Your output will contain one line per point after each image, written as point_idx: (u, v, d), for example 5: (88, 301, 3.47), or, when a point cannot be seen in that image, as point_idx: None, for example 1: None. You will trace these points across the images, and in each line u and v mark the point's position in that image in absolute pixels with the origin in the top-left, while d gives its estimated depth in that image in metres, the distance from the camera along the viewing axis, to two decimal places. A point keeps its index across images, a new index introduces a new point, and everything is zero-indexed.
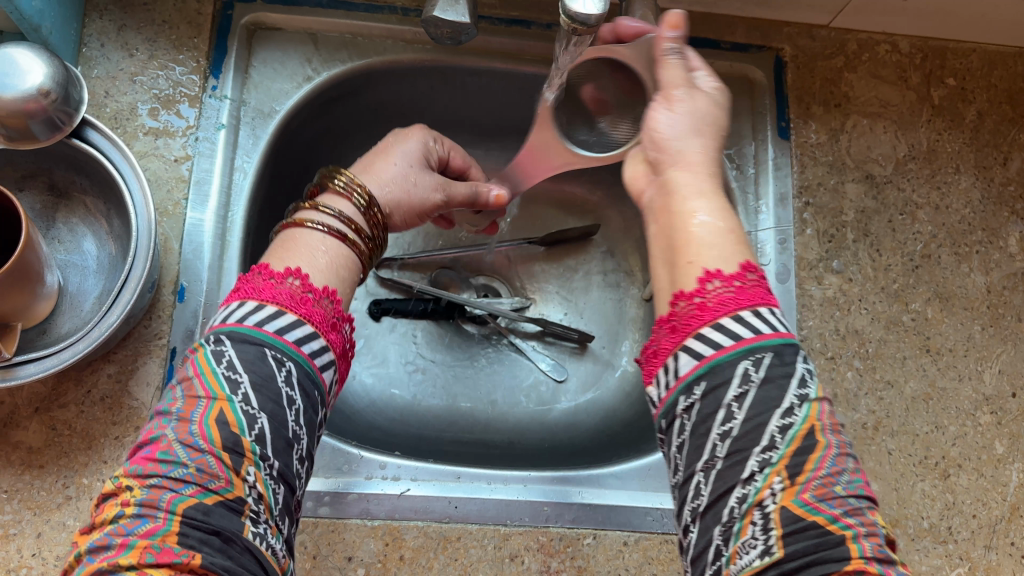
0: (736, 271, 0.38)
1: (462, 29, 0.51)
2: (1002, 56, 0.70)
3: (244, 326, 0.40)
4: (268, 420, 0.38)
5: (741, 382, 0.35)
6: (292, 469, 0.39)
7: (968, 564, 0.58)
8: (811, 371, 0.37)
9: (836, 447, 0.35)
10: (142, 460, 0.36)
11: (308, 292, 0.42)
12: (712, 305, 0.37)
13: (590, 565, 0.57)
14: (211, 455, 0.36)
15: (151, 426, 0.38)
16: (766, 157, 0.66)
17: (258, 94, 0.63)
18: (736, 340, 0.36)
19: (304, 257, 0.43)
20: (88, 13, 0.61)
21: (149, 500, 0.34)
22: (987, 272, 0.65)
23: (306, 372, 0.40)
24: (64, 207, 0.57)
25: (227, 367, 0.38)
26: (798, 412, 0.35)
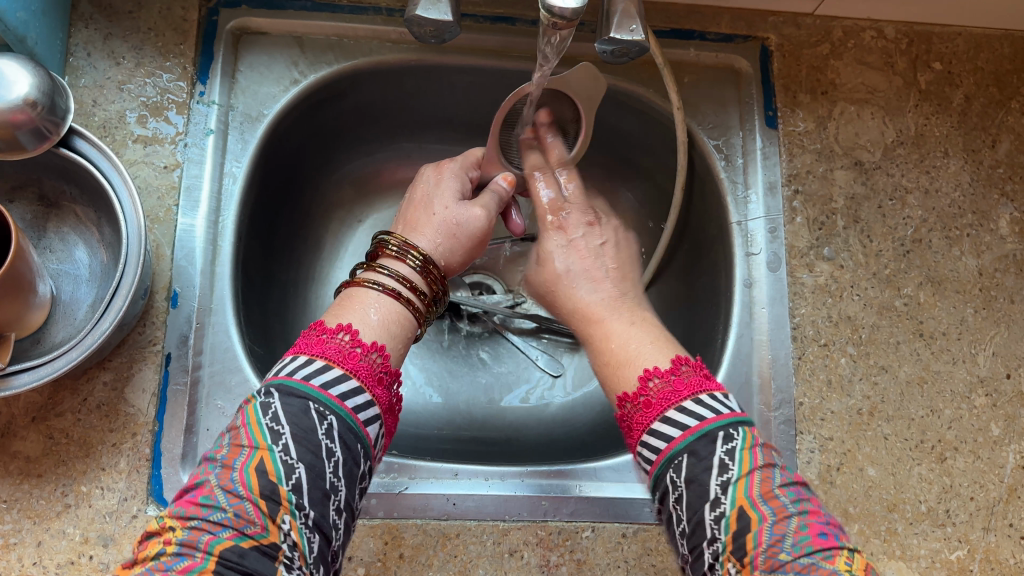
0: (669, 368, 0.43)
1: (446, 28, 0.51)
2: (989, 39, 0.69)
3: (292, 379, 0.40)
4: (306, 470, 0.38)
5: (673, 488, 0.39)
6: (329, 520, 0.38)
7: (967, 547, 0.58)
8: (735, 446, 0.39)
9: (773, 515, 0.37)
10: (185, 503, 0.37)
11: (356, 347, 0.42)
12: (657, 400, 0.42)
13: (590, 558, 0.56)
14: (248, 502, 0.36)
15: (198, 471, 0.39)
16: (754, 147, 0.66)
17: (245, 99, 0.63)
18: (670, 442, 0.40)
19: (356, 311, 0.45)
20: (74, 22, 0.61)
21: (188, 541, 0.35)
22: (979, 255, 0.65)
23: (348, 425, 0.40)
24: (56, 216, 0.57)
25: (271, 419, 0.39)
26: (724, 500, 0.38)
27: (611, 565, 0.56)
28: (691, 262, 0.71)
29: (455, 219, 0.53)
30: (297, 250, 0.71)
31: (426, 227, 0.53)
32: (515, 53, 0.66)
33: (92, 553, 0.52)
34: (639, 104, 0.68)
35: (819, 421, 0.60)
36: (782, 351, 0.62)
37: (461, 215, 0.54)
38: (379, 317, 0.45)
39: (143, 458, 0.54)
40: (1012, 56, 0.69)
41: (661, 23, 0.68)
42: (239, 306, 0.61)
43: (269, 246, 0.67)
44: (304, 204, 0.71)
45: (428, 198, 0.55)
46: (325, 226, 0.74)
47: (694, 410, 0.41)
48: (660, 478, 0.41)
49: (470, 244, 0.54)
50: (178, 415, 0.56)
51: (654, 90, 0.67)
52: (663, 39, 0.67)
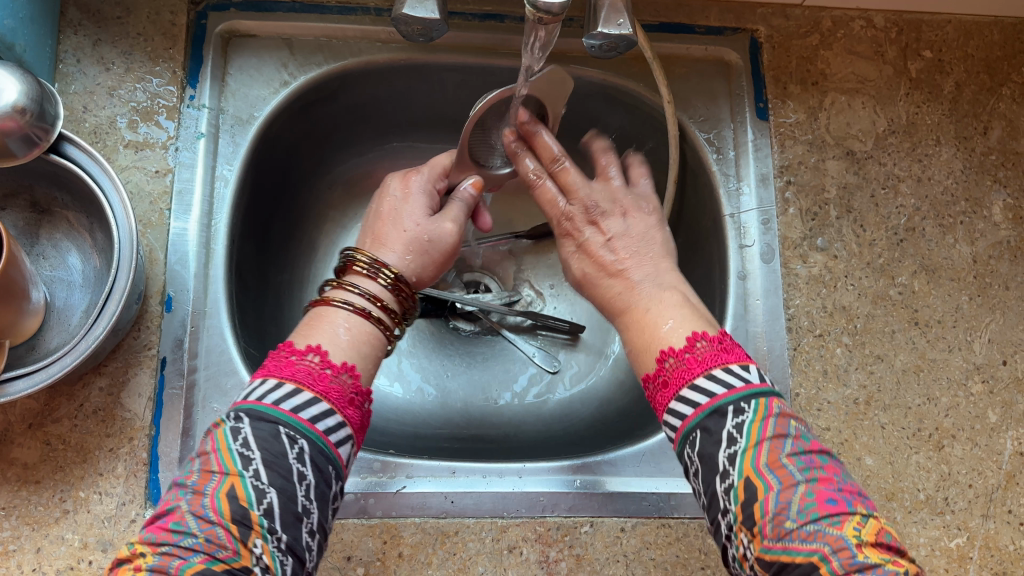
0: (685, 344, 0.43)
1: (433, 26, 0.51)
2: (978, 26, 0.69)
3: (262, 404, 0.40)
4: (277, 494, 0.38)
5: (690, 463, 0.40)
6: (301, 542, 0.38)
7: (967, 534, 0.58)
8: (741, 421, 0.39)
9: (780, 484, 0.37)
10: (156, 529, 0.37)
11: (326, 368, 0.42)
12: (702, 359, 0.42)
13: (589, 553, 0.56)
14: (220, 527, 0.36)
15: (167, 497, 0.39)
16: (745, 139, 0.66)
17: (235, 102, 0.63)
18: (680, 424, 0.41)
19: (325, 330, 0.45)
20: (63, 29, 0.61)
21: (159, 567, 0.35)
22: (973, 243, 0.65)
23: (319, 449, 0.40)
24: (47, 223, 0.57)
25: (242, 444, 0.39)
26: (732, 472, 0.38)
27: (610, 559, 0.56)
28: (685, 257, 0.71)
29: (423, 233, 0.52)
30: (291, 252, 0.71)
31: (396, 242, 0.51)
32: (504, 50, 0.66)
33: (91, 559, 0.52)
34: (629, 98, 0.68)
35: (816, 412, 0.60)
36: (777, 342, 0.62)
37: (430, 230, 0.52)
38: (348, 332, 0.45)
39: (141, 462, 0.55)
40: (1002, 43, 0.69)
41: (650, 17, 0.68)
42: (233, 309, 0.61)
43: (262, 250, 0.67)
44: (297, 206, 0.72)
45: (396, 209, 0.53)
46: (319, 228, 0.74)
47: (706, 387, 0.40)
48: (681, 453, 0.41)
49: (442, 260, 0.53)
50: (175, 419, 0.56)
51: (644, 84, 0.67)
52: (651, 33, 0.68)
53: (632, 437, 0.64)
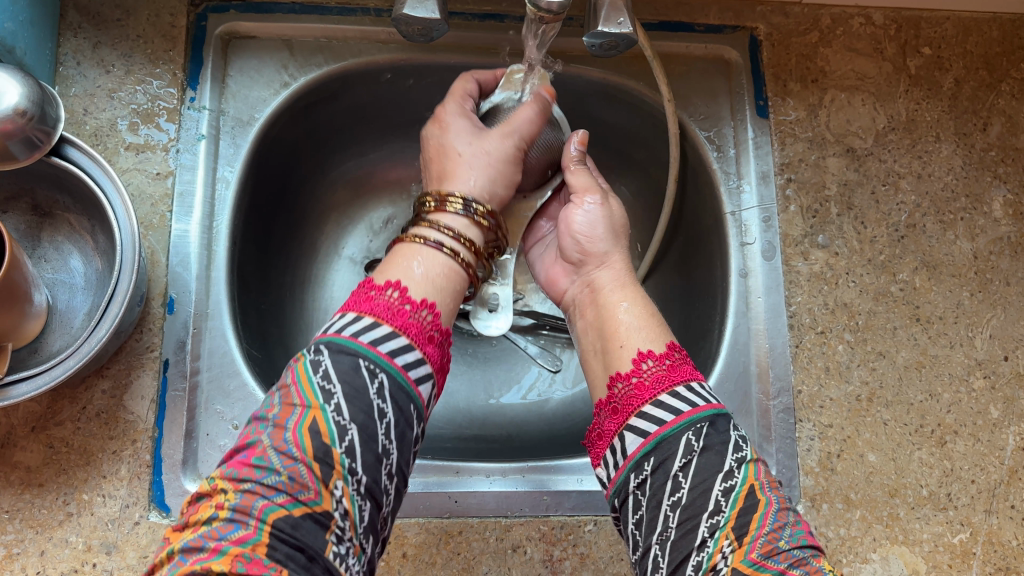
0: (665, 351, 0.46)
1: (434, 26, 0.51)
2: (976, 22, 0.69)
3: (343, 336, 0.43)
4: (357, 431, 0.40)
5: (684, 453, 0.41)
6: (379, 486, 0.40)
7: (970, 530, 0.58)
8: (744, 438, 0.44)
9: (776, 503, 0.41)
10: (237, 464, 0.39)
11: (406, 304, 0.44)
12: (649, 384, 0.44)
13: (593, 552, 0.57)
14: (302, 464, 0.38)
15: (248, 431, 0.41)
16: (745, 137, 0.67)
17: (236, 103, 0.63)
18: (677, 415, 0.43)
19: (402, 266, 0.47)
20: (62, 32, 0.61)
21: (241, 506, 0.37)
22: (973, 239, 0.65)
23: (399, 384, 0.42)
24: (49, 226, 0.57)
25: (323, 377, 0.41)
26: (738, 475, 0.41)
27: (614, 558, 0.57)
28: (686, 254, 0.71)
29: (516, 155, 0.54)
30: (293, 253, 0.71)
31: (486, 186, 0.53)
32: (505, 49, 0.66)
33: (95, 561, 0.52)
34: (630, 97, 0.68)
35: (819, 408, 0.61)
36: (779, 340, 0.62)
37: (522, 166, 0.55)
38: (441, 277, 0.47)
39: (144, 464, 0.55)
40: (1001, 39, 0.69)
41: (649, 16, 0.68)
42: (235, 310, 0.61)
43: (264, 251, 0.67)
44: (298, 206, 0.72)
45: (465, 149, 0.54)
46: (320, 228, 0.74)
47: (687, 396, 0.43)
48: (661, 444, 0.42)
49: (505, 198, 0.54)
50: (178, 421, 0.56)
51: (644, 83, 0.67)
52: (651, 32, 0.68)
53: None
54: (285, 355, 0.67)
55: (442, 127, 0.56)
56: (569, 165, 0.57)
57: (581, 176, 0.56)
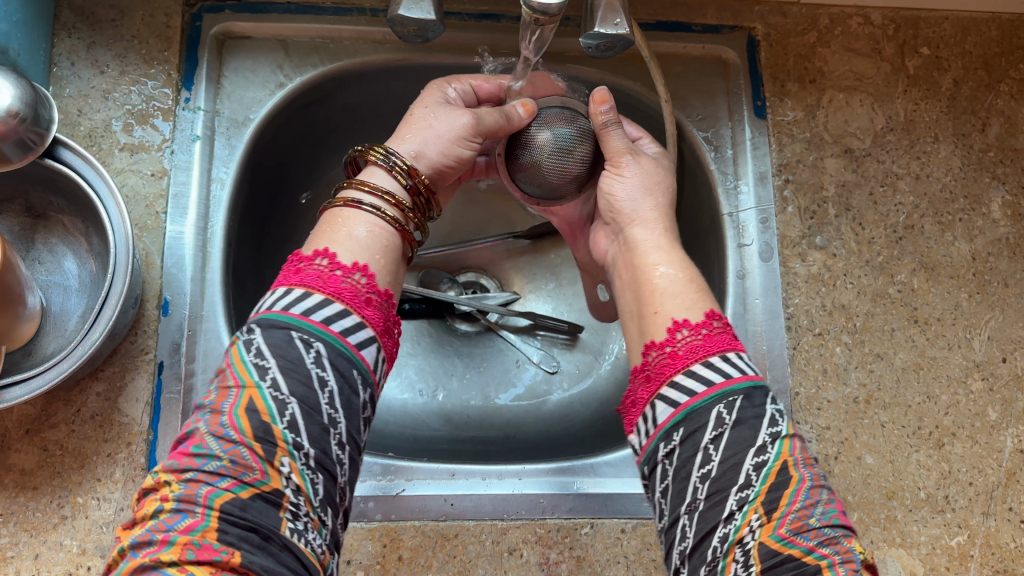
0: (701, 320, 0.44)
1: (430, 26, 0.51)
2: (975, 22, 0.69)
3: (272, 311, 0.42)
4: (298, 404, 0.39)
5: (716, 425, 0.40)
6: (330, 456, 0.39)
7: (967, 532, 0.58)
8: (781, 410, 0.42)
9: (809, 480, 0.39)
10: (178, 455, 0.38)
11: (336, 270, 0.43)
12: (683, 353, 0.43)
13: (589, 555, 0.56)
14: (243, 446, 0.37)
15: (188, 420, 0.40)
16: (743, 137, 0.66)
17: (231, 104, 0.63)
18: (709, 387, 0.41)
19: (331, 233, 0.45)
20: (57, 32, 0.61)
21: (186, 496, 0.36)
22: (972, 240, 0.64)
23: (339, 351, 0.41)
24: (43, 227, 0.57)
25: (255, 355, 0.40)
26: (770, 450, 0.39)
27: (611, 561, 0.56)
28: (685, 254, 0.71)
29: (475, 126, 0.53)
30: (288, 254, 0.71)
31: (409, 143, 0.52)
32: (503, 49, 0.66)
33: (90, 564, 0.52)
34: (627, 97, 0.68)
35: (816, 410, 0.60)
36: (777, 341, 0.62)
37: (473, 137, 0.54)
38: (371, 235, 0.46)
39: (139, 467, 0.54)
40: (1000, 39, 0.69)
41: (647, 16, 0.68)
42: (231, 311, 0.60)
43: (259, 251, 0.67)
44: (293, 208, 0.71)
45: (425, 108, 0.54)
46: (316, 228, 0.73)
47: (722, 366, 0.42)
48: (696, 412, 0.40)
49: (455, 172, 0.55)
50: (172, 423, 0.56)
51: (642, 83, 0.67)
52: (649, 32, 0.67)
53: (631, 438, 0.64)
54: None
55: (419, 95, 0.56)
56: (601, 128, 0.55)
57: (617, 137, 0.55)
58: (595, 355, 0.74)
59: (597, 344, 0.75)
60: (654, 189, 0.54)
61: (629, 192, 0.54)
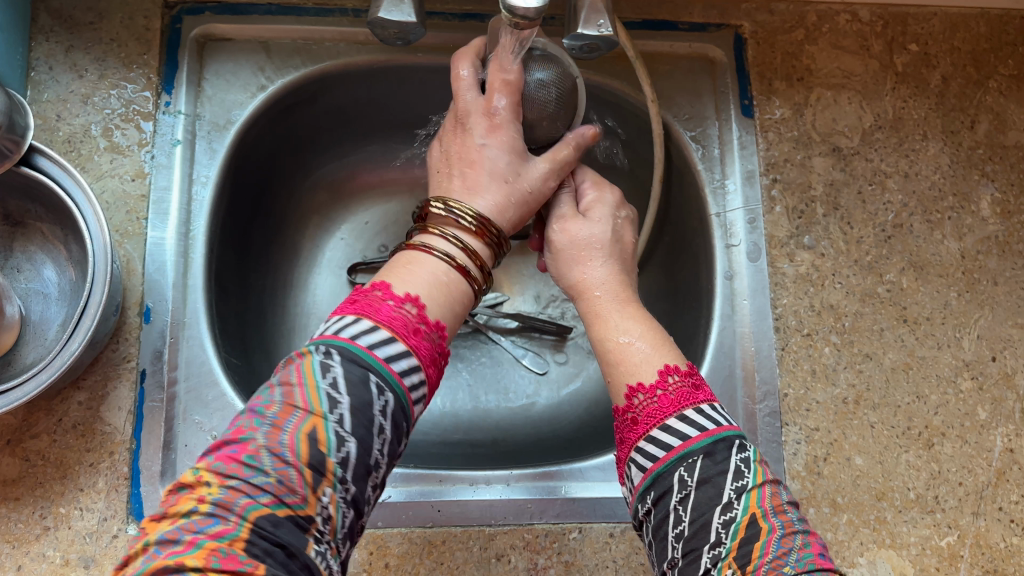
0: (656, 380, 0.42)
1: (410, 29, 0.50)
2: (964, 18, 0.69)
3: (356, 345, 0.38)
4: (355, 446, 0.36)
5: (679, 488, 0.38)
6: (364, 495, 0.37)
7: (957, 532, 0.58)
8: (749, 460, 0.40)
9: (781, 528, 0.37)
10: (226, 459, 0.34)
11: (422, 324, 0.41)
12: (643, 419, 0.41)
13: (577, 560, 0.56)
14: (294, 469, 0.34)
15: (240, 420, 0.36)
16: (731, 137, 0.66)
17: (212, 107, 0.62)
18: (668, 451, 0.39)
19: (419, 278, 0.43)
20: (34, 36, 0.60)
21: (224, 502, 0.33)
22: (961, 238, 0.64)
23: (401, 405, 0.38)
24: (21, 235, 0.56)
25: (331, 384, 0.37)
26: (737, 505, 0.37)
27: (599, 565, 0.56)
28: (672, 255, 0.71)
29: (510, 131, 0.51)
30: (274, 256, 0.70)
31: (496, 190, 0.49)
32: None
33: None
34: (614, 97, 0.67)
35: (805, 412, 0.60)
36: (765, 342, 0.61)
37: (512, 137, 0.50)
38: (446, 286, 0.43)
39: (122, 477, 0.54)
40: (988, 35, 0.68)
41: (633, 14, 0.67)
42: (213, 319, 0.60)
43: (243, 255, 0.66)
44: (277, 211, 0.70)
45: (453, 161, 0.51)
46: (301, 232, 0.73)
47: (679, 428, 0.40)
48: (661, 474, 0.39)
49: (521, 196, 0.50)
50: (155, 432, 0.55)
51: (628, 82, 0.66)
52: (635, 30, 0.67)
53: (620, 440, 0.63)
54: (264, 360, 0.66)
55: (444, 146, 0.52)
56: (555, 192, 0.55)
57: (562, 203, 0.54)
58: (584, 355, 0.74)
59: (587, 344, 0.75)
60: (588, 247, 0.51)
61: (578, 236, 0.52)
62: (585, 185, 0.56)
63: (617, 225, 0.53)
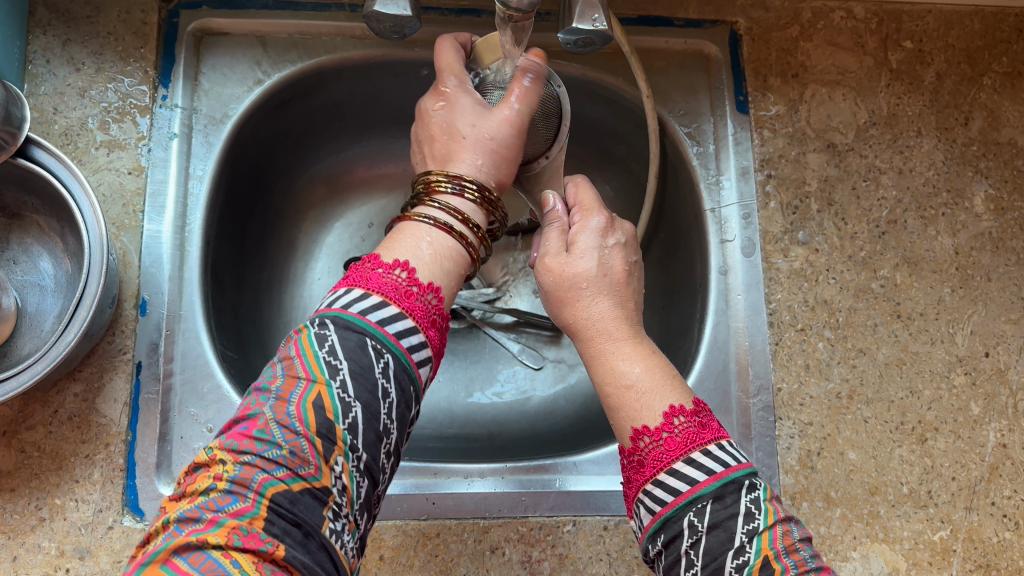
0: (662, 422, 0.41)
1: (405, 22, 0.50)
2: (958, 16, 0.69)
3: (347, 313, 0.39)
4: (362, 410, 0.37)
5: (690, 533, 0.38)
6: (378, 463, 0.38)
7: (950, 527, 0.58)
8: (759, 499, 0.39)
9: (794, 568, 0.36)
10: (237, 436, 0.36)
11: (413, 286, 0.41)
12: (649, 462, 0.41)
13: (572, 552, 0.56)
14: (304, 439, 0.36)
15: (249, 400, 0.38)
16: (726, 133, 0.66)
17: (208, 101, 0.63)
18: (676, 495, 0.39)
19: (409, 244, 0.43)
20: (31, 29, 0.60)
21: (240, 479, 0.34)
22: (955, 234, 0.64)
23: (403, 366, 0.39)
24: (18, 227, 0.56)
25: (329, 352, 0.38)
26: (749, 549, 0.37)
27: (593, 558, 0.56)
28: (667, 251, 0.71)
29: (466, 97, 0.50)
30: (269, 250, 0.70)
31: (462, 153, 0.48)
32: None
33: (68, 566, 0.52)
34: (610, 92, 0.67)
35: (798, 406, 0.60)
36: (759, 337, 0.62)
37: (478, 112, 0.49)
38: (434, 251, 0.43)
39: (118, 468, 0.54)
40: (983, 32, 0.69)
41: (629, 10, 0.67)
42: (209, 311, 0.60)
43: (239, 248, 0.66)
44: (273, 206, 0.71)
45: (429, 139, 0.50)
46: (298, 226, 0.73)
47: (687, 472, 0.39)
48: (670, 520, 0.39)
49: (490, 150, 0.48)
50: (151, 424, 0.55)
51: (624, 78, 0.66)
52: (630, 26, 0.67)
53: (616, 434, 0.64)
54: (261, 353, 0.66)
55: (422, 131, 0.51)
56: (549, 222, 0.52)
57: (552, 234, 0.51)
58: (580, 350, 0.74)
59: None
60: (576, 289, 0.47)
61: (563, 266, 0.48)
62: (574, 220, 0.52)
63: (605, 253, 0.49)
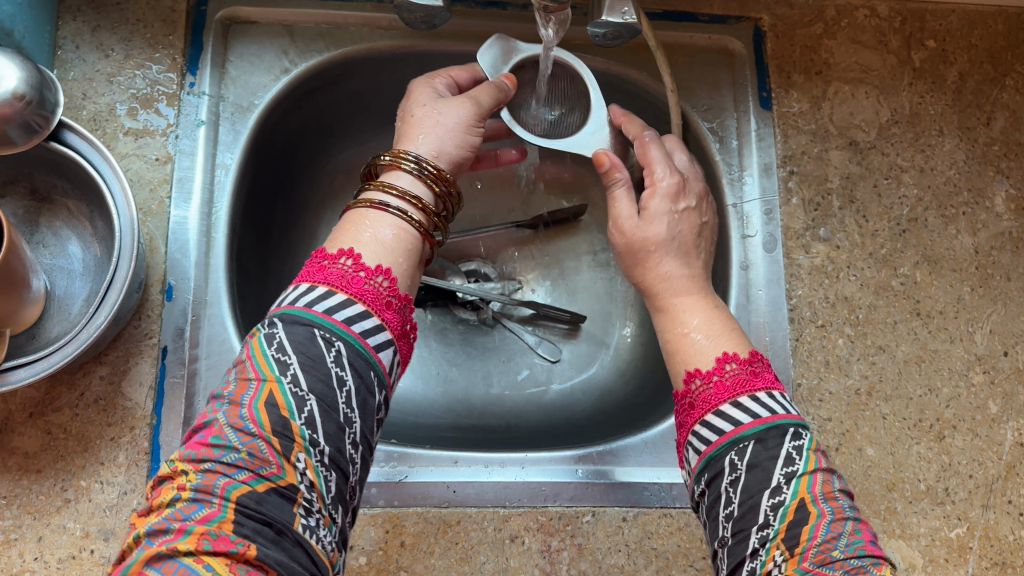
0: (713, 366, 0.44)
1: (436, 13, 0.51)
2: (981, 16, 0.69)
3: (295, 308, 0.41)
4: (317, 401, 0.38)
5: (730, 471, 0.40)
6: (344, 454, 0.39)
7: (966, 524, 0.58)
8: (801, 447, 0.41)
9: (832, 513, 0.38)
10: (196, 446, 0.37)
11: (360, 270, 0.42)
12: (699, 403, 0.44)
13: (590, 542, 0.57)
14: (261, 440, 0.36)
15: (206, 410, 0.39)
16: (749, 129, 0.66)
17: (236, 89, 0.63)
18: (721, 435, 0.41)
19: (349, 231, 0.45)
20: (61, 15, 0.61)
21: (204, 486, 0.35)
22: (975, 234, 0.64)
23: (358, 351, 0.40)
24: (47, 211, 0.57)
25: (277, 350, 0.39)
26: (787, 490, 0.39)
27: (612, 549, 0.57)
28: None
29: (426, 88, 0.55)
30: (291, 238, 0.71)
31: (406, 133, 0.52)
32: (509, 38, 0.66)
33: (93, 547, 0.52)
34: (633, 87, 0.68)
35: (818, 402, 0.60)
36: (780, 333, 0.62)
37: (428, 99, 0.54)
38: (374, 237, 0.44)
39: (142, 451, 0.54)
40: (1006, 33, 0.69)
41: (654, 5, 0.67)
42: (235, 299, 0.60)
43: (263, 237, 0.67)
44: (297, 195, 0.71)
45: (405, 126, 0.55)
46: (318, 217, 0.73)
47: (732, 414, 0.42)
48: (714, 458, 0.41)
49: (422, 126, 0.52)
50: (176, 408, 0.56)
51: (648, 73, 0.67)
52: (655, 21, 0.67)
53: (635, 426, 0.64)
54: None
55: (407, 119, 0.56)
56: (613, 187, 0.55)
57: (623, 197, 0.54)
58: (598, 344, 0.75)
59: (599, 334, 0.75)
60: (646, 252, 0.52)
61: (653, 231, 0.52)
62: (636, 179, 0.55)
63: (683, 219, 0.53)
